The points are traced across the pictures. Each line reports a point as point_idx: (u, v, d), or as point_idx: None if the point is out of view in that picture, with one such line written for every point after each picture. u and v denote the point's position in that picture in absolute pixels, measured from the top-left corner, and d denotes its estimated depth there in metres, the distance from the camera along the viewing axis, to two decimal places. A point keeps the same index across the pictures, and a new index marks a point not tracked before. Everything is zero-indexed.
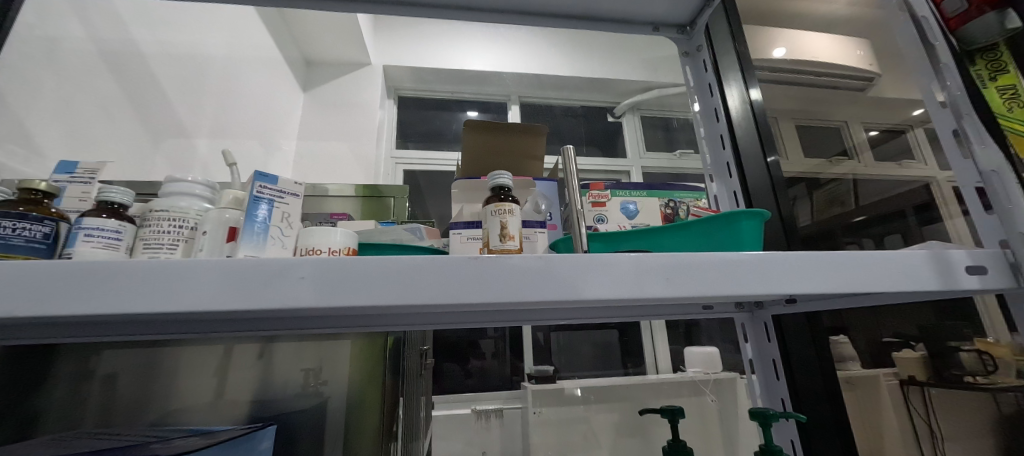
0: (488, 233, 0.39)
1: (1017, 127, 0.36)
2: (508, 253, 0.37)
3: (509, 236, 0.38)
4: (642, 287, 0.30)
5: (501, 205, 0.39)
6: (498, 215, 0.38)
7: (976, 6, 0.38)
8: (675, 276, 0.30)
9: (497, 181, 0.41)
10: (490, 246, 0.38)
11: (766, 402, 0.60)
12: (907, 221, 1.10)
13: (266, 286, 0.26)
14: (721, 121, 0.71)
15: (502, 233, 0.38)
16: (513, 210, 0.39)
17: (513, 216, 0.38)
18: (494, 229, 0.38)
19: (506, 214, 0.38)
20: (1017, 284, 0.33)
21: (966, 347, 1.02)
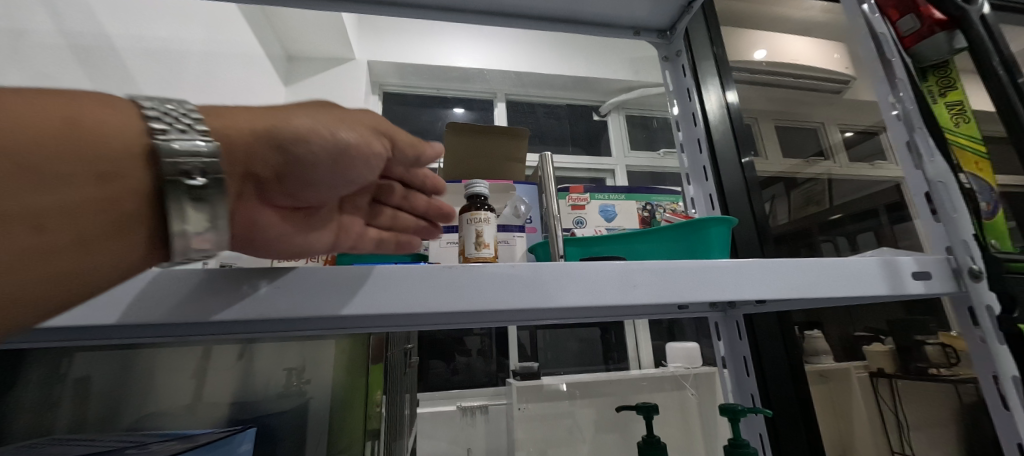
0: (464, 240, 0.39)
1: (962, 141, 0.39)
2: (483, 261, 0.38)
3: (485, 244, 0.38)
4: (615, 295, 0.31)
5: (475, 213, 0.39)
6: (475, 223, 0.39)
7: (928, 25, 0.40)
8: (648, 283, 0.31)
9: (472, 189, 0.41)
10: (466, 255, 0.38)
11: (737, 397, 0.63)
12: (879, 221, 1.17)
13: (248, 294, 0.27)
14: (698, 125, 0.73)
15: (478, 241, 0.39)
16: (488, 218, 0.39)
17: (488, 224, 0.39)
18: (469, 239, 0.39)
19: (481, 223, 0.39)
20: (958, 287, 0.36)
21: (930, 340, 1.15)
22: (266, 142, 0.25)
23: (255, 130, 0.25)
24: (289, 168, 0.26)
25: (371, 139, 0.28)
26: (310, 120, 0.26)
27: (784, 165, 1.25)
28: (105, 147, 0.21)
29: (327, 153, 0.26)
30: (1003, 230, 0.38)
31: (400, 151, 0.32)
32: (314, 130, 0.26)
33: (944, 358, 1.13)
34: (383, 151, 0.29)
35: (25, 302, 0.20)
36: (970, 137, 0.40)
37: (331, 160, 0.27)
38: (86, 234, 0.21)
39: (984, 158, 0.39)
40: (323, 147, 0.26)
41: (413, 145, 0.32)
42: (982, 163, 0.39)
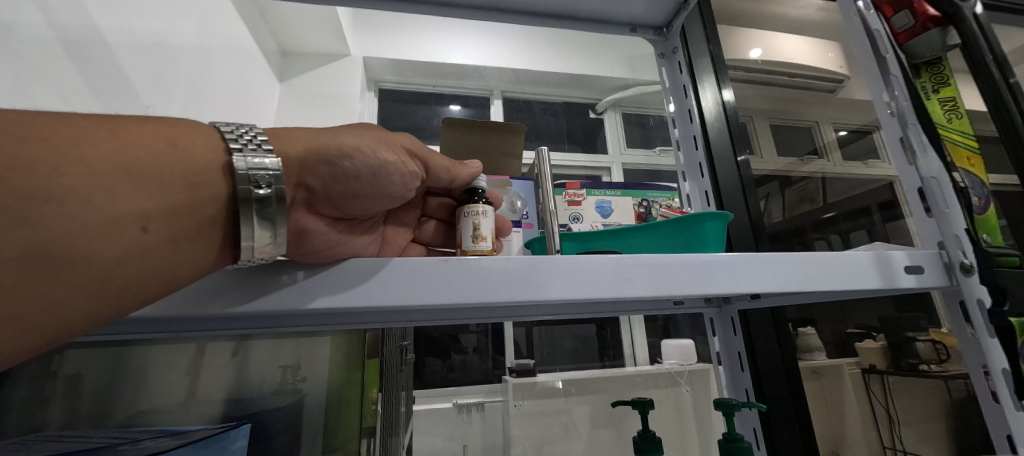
0: (461, 233, 0.39)
1: (954, 136, 0.41)
2: (480, 254, 0.38)
3: (482, 237, 0.38)
4: (614, 288, 0.31)
5: (473, 207, 0.39)
6: (473, 215, 0.39)
7: (922, 22, 0.41)
8: (648, 276, 0.31)
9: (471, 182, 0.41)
10: (463, 248, 0.38)
11: (731, 392, 0.63)
12: (872, 218, 1.21)
13: (271, 289, 0.27)
14: (694, 122, 0.74)
15: (475, 234, 0.38)
16: (486, 211, 0.39)
17: (486, 218, 0.39)
18: (466, 232, 0.39)
19: (478, 216, 0.38)
20: (948, 281, 0.37)
21: (921, 337, 1.17)
22: (324, 157, 0.30)
23: (316, 145, 0.30)
24: (337, 179, 0.31)
25: (408, 160, 0.34)
26: (360, 140, 0.31)
27: (778, 164, 1.26)
28: (196, 164, 0.26)
29: (370, 168, 0.31)
30: (994, 224, 0.39)
31: (434, 171, 0.37)
32: (362, 149, 0.31)
33: (935, 354, 1.18)
34: (417, 172, 0.34)
35: (129, 292, 0.24)
36: (962, 133, 0.41)
37: (374, 174, 0.31)
38: (180, 234, 0.25)
39: (975, 153, 0.41)
40: (368, 164, 0.31)
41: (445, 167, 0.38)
42: (974, 158, 0.40)
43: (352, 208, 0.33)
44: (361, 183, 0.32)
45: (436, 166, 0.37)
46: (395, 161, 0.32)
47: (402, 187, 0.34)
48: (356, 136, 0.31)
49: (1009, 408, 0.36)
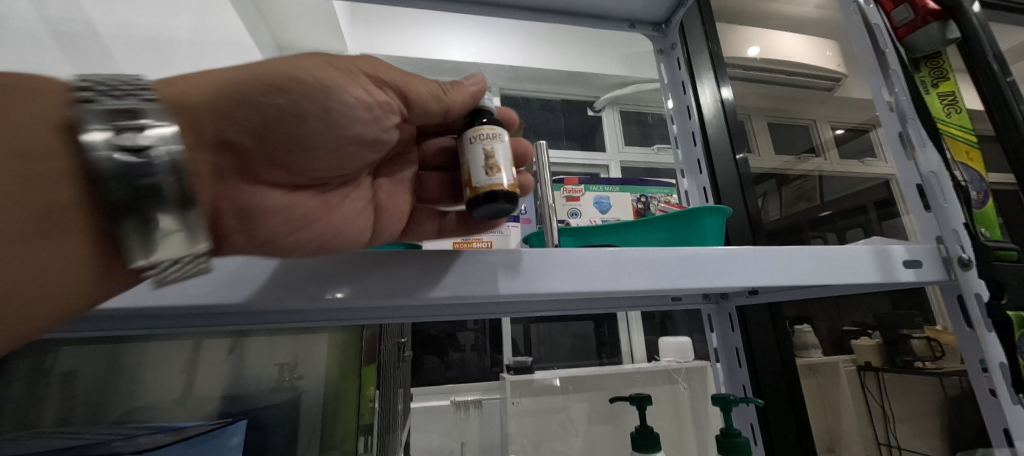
0: (470, 166, 0.32)
1: (954, 131, 0.41)
2: (496, 186, 0.31)
3: (495, 166, 0.31)
4: (618, 283, 0.31)
5: (480, 130, 0.33)
6: (485, 142, 0.32)
7: (921, 16, 0.41)
8: (651, 270, 0.32)
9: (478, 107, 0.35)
10: (474, 183, 0.31)
11: (729, 389, 0.66)
12: (868, 216, 1.18)
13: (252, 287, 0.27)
14: (693, 118, 0.75)
15: (487, 164, 0.31)
16: (496, 137, 0.33)
17: (500, 142, 0.32)
18: (479, 164, 0.32)
19: (489, 143, 0.32)
20: (948, 276, 0.38)
21: (916, 334, 1.16)
22: (266, 107, 0.26)
23: (253, 88, 0.26)
24: (271, 126, 0.27)
25: (377, 93, 0.29)
26: (315, 73, 0.27)
27: (777, 163, 1.27)
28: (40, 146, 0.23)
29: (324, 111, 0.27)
30: (992, 218, 0.39)
31: (418, 105, 0.32)
32: (313, 91, 0.27)
33: (930, 352, 1.18)
34: (391, 104, 0.30)
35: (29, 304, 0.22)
36: (962, 127, 0.42)
37: (334, 115, 0.28)
38: (50, 230, 0.22)
39: (974, 147, 0.41)
40: (320, 99, 0.27)
41: (434, 97, 0.32)
42: (973, 152, 0.41)
43: (323, 163, 0.31)
44: (322, 137, 0.29)
45: (419, 99, 0.32)
46: (354, 97, 0.28)
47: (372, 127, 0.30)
48: (301, 66, 0.27)
49: (1008, 401, 0.36)
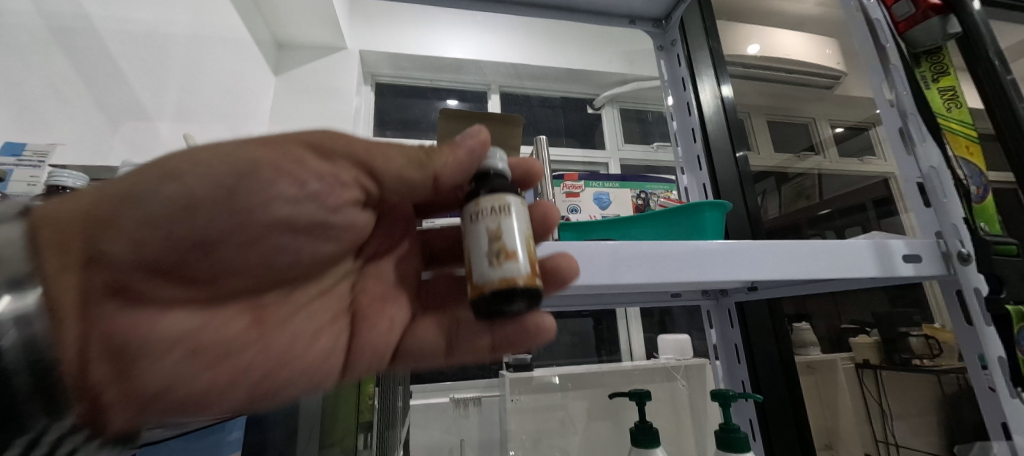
0: (477, 251, 0.30)
1: (954, 126, 0.41)
2: (510, 273, 0.29)
3: (506, 251, 0.29)
4: (620, 276, 0.31)
5: (483, 204, 0.31)
6: (491, 218, 0.30)
7: (922, 10, 0.42)
8: (652, 263, 0.32)
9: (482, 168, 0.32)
10: (484, 269, 0.29)
11: (727, 384, 0.68)
12: (867, 215, 1.20)
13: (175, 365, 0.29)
14: (693, 115, 0.76)
15: (497, 250, 0.29)
16: (505, 212, 0.30)
17: (505, 217, 0.30)
18: (484, 248, 0.30)
19: (498, 218, 0.30)
20: (947, 271, 0.38)
21: (914, 332, 1.19)
22: (170, 209, 0.27)
23: (153, 197, 0.26)
24: (184, 250, 0.28)
25: (337, 174, 0.31)
26: (242, 149, 0.28)
27: (774, 161, 1.26)
28: None
29: (244, 190, 0.28)
30: (991, 212, 0.40)
31: (382, 170, 0.32)
32: (227, 178, 0.28)
33: (927, 350, 1.18)
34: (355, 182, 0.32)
35: None
36: (961, 121, 0.42)
37: (253, 191, 0.29)
38: None
39: (974, 142, 0.42)
40: (232, 181, 0.28)
41: (400, 154, 0.32)
42: (972, 147, 0.41)
43: (242, 266, 0.32)
44: (230, 232, 0.29)
45: (391, 169, 0.32)
46: (274, 171, 0.28)
47: (302, 197, 0.30)
48: (213, 149, 0.27)
49: (1006, 396, 0.36)
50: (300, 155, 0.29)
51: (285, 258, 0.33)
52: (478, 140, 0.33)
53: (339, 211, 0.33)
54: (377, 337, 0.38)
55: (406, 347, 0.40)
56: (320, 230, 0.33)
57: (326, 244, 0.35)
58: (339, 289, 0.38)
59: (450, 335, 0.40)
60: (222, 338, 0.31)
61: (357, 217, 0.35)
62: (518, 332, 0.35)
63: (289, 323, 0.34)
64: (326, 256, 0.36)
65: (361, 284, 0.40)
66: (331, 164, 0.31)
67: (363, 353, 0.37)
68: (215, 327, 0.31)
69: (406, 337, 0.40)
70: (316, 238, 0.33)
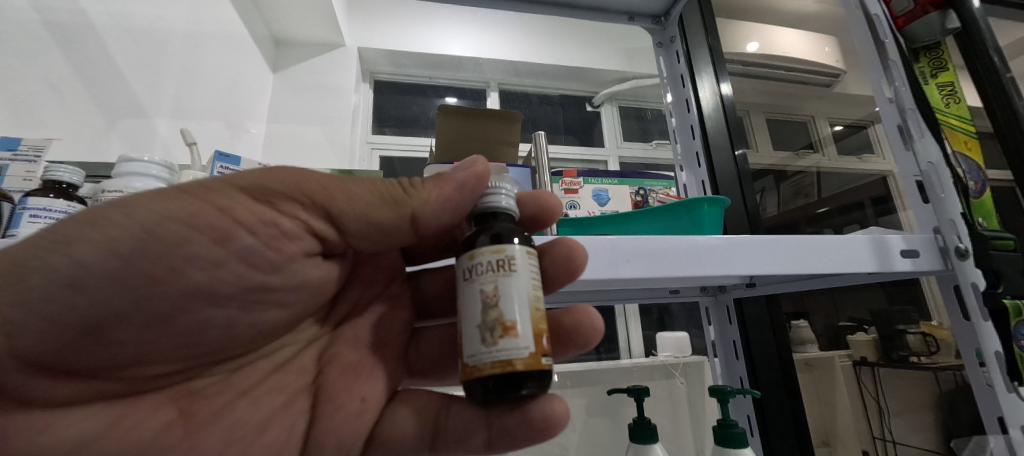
0: (475, 323, 0.29)
1: (952, 121, 0.42)
2: (510, 347, 0.28)
3: (505, 326, 0.28)
4: (619, 271, 0.32)
5: (478, 259, 0.30)
6: (486, 280, 0.29)
7: (921, 5, 0.42)
8: (650, 259, 0.32)
9: (483, 206, 0.33)
10: (483, 346, 0.28)
11: (726, 381, 0.68)
12: (865, 213, 1.19)
13: None
14: (693, 112, 0.76)
15: (496, 325, 0.28)
16: (501, 274, 0.29)
17: (500, 276, 0.29)
18: (478, 318, 0.29)
19: (495, 279, 0.29)
20: (944, 266, 0.38)
21: (912, 330, 1.20)
22: (51, 312, 0.27)
23: (37, 305, 0.26)
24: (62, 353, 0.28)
25: (282, 219, 0.30)
26: (146, 205, 0.26)
27: (773, 158, 1.26)
28: None
29: (151, 264, 0.27)
30: (988, 208, 0.40)
31: (341, 215, 0.31)
32: (124, 253, 0.27)
33: (924, 347, 1.20)
34: (310, 219, 0.31)
35: None
36: (959, 117, 0.42)
37: (161, 263, 0.27)
38: None
39: (973, 137, 0.42)
40: (131, 253, 0.27)
41: (362, 196, 0.31)
42: (971, 143, 0.42)
43: (161, 350, 0.31)
44: (121, 320, 0.29)
45: (347, 212, 0.31)
46: (185, 233, 0.27)
47: (227, 256, 0.29)
48: (96, 221, 0.26)
49: (1002, 390, 0.36)
50: (235, 202, 0.28)
51: (214, 334, 0.32)
52: (474, 174, 0.33)
53: (282, 268, 0.32)
54: (342, 423, 0.36)
55: (380, 435, 0.38)
56: (258, 296, 0.32)
57: (266, 310, 0.33)
58: (298, 361, 0.38)
59: (436, 422, 0.39)
60: (139, 442, 0.31)
61: (310, 270, 0.34)
62: (517, 426, 0.36)
63: (225, 415, 0.34)
64: (269, 325, 0.35)
65: (329, 353, 0.39)
66: (274, 211, 0.29)
67: (322, 443, 0.36)
68: (133, 429, 0.31)
69: (380, 424, 0.38)
70: (251, 307, 0.33)
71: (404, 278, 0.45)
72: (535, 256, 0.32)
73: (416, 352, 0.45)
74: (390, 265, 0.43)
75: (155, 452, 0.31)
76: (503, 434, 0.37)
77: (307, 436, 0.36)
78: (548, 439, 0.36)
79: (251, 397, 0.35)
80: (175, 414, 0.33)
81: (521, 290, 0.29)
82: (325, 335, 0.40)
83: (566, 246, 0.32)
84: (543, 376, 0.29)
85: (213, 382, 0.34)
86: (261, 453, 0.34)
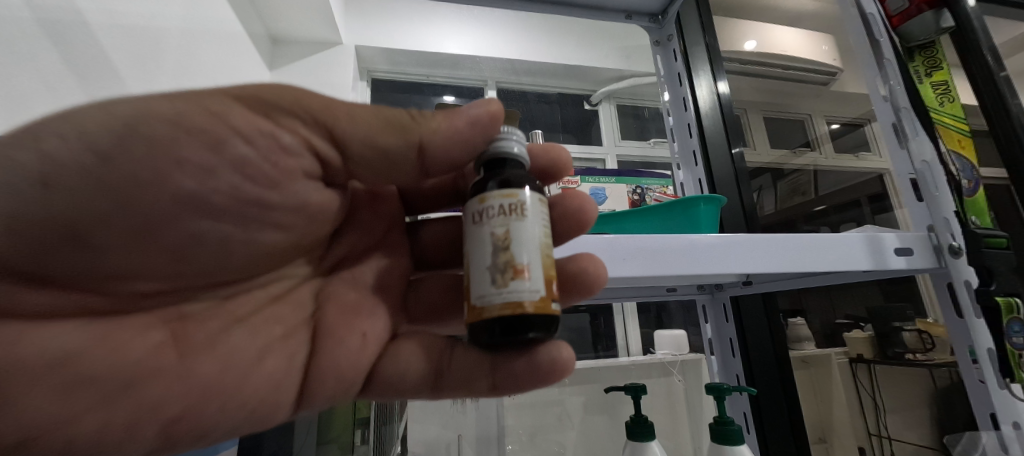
0: (485, 264, 0.29)
1: (946, 120, 0.42)
2: (521, 289, 0.28)
3: (517, 268, 0.29)
4: (616, 269, 0.32)
5: (489, 201, 0.30)
6: (496, 223, 0.30)
7: (916, 4, 0.43)
8: (649, 257, 0.32)
9: (496, 153, 0.32)
10: (494, 286, 0.28)
11: (722, 378, 0.68)
12: (862, 211, 1.23)
13: None
14: (688, 111, 0.76)
15: (508, 267, 0.29)
16: (513, 216, 0.30)
17: (512, 220, 0.30)
18: (488, 260, 0.29)
19: (506, 223, 0.30)
20: (938, 262, 0.39)
21: (908, 327, 1.18)
22: (29, 213, 0.27)
23: (11, 205, 0.26)
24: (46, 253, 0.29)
25: (280, 132, 0.30)
26: (132, 103, 0.27)
27: (772, 157, 1.26)
28: None
29: (134, 162, 0.28)
30: (982, 206, 0.40)
31: (345, 134, 0.31)
32: (102, 148, 0.27)
33: (920, 344, 1.21)
34: (312, 138, 0.31)
35: None
36: (954, 116, 0.42)
37: (147, 164, 0.28)
38: None
39: (966, 136, 0.42)
40: (106, 161, 0.27)
41: (368, 118, 0.31)
42: (965, 141, 0.42)
43: (146, 263, 0.31)
44: (104, 221, 0.29)
45: (348, 133, 0.31)
46: (173, 133, 0.28)
47: (218, 164, 0.29)
48: (72, 116, 0.27)
49: (994, 386, 0.37)
50: (226, 107, 0.28)
51: (202, 250, 0.32)
52: (488, 114, 0.33)
53: (283, 188, 0.32)
54: (342, 356, 0.35)
55: (381, 372, 0.37)
56: (252, 212, 0.32)
57: (262, 232, 0.33)
58: (294, 296, 0.38)
59: (439, 363, 0.38)
60: (129, 359, 0.30)
61: (311, 193, 0.34)
62: (527, 369, 0.34)
63: (219, 341, 0.33)
64: (261, 250, 0.34)
65: (326, 290, 0.38)
66: (272, 123, 0.29)
67: (324, 374, 0.35)
68: (121, 348, 0.31)
69: (382, 360, 0.38)
70: (246, 227, 0.32)
71: (407, 227, 0.45)
72: (546, 203, 0.32)
73: (416, 297, 0.44)
74: (393, 214, 0.44)
75: (146, 371, 0.30)
76: (507, 377, 0.36)
77: (307, 369, 0.35)
78: (555, 382, 0.35)
79: (248, 324, 0.34)
80: (166, 335, 0.32)
81: (532, 235, 0.30)
82: (322, 273, 0.40)
83: (576, 200, 0.34)
84: (549, 324, 0.29)
85: (204, 308, 0.34)
86: (260, 385, 0.33)
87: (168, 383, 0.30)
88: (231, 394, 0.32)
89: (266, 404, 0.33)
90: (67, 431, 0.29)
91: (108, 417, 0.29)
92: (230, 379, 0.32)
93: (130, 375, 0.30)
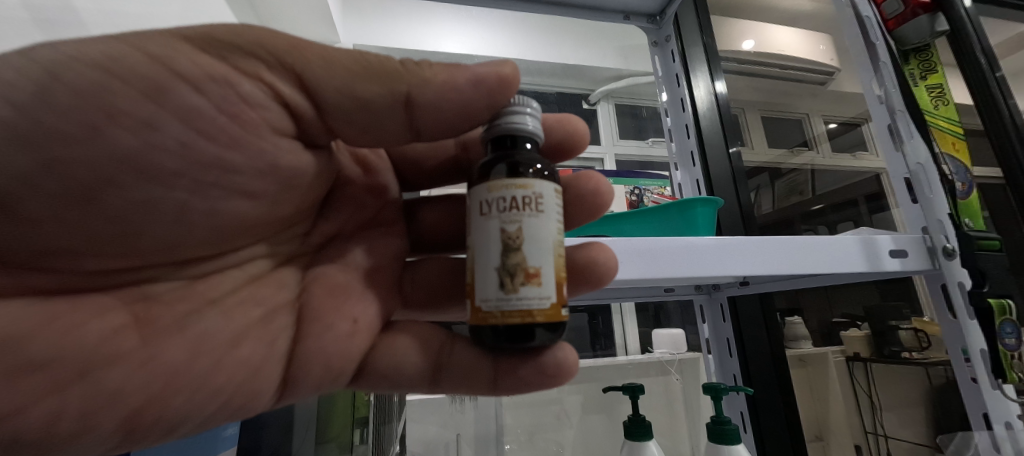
0: (494, 263, 0.30)
1: (939, 122, 0.43)
2: (532, 292, 0.29)
3: (533, 274, 0.29)
4: (621, 273, 0.32)
5: (497, 192, 0.30)
6: (504, 219, 0.30)
7: (912, 8, 0.43)
8: (651, 261, 0.33)
9: (508, 127, 0.33)
10: (508, 287, 0.29)
11: (720, 378, 0.68)
12: (859, 210, 1.25)
13: None
14: (687, 111, 0.76)
15: (524, 271, 0.29)
16: (522, 212, 0.30)
17: (524, 217, 0.30)
18: (497, 261, 0.30)
19: (516, 217, 0.30)
20: (932, 264, 0.39)
21: (904, 326, 1.22)
22: None
23: None
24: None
25: (240, 77, 0.29)
26: (86, 73, 0.27)
27: (769, 156, 1.26)
28: None
29: (70, 116, 0.27)
30: (975, 208, 0.41)
31: (316, 80, 0.30)
32: (27, 103, 0.26)
33: (916, 342, 1.22)
34: (275, 82, 0.30)
35: None
36: (948, 119, 0.44)
37: (102, 126, 0.27)
38: None
39: (960, 139, 0.44)
40: (61, 132, 0.27)
41: (341, 61, 0.30)
42: (960, 144, 0.43)
43: (107, 242, 0.31)
44: (56, 197, 0.28)
45: (321, 81, 0.30)
46: (115, 85, 0.27)
47: (161, 115, 0.28)
48: (17, 80, 0.26)
49: (987, 387, 0.38)
50: (172, 50, 0.27)
51: (167, 229, 0.32)
52: (498, 75, 0.33)
53: (244, 145, 0.31)
54: (330, 343, 0.35)
55: (374, 364, 0.37)
56: (217, 178, 0.31)
57: (226, 199, 0.32)
58: (273, 277, 0.38)
59: (437, 358, 0.38)
60: (86, 342, 0.30)
61: (283, 153, 0.33)
62: (535, 374, 0.36)
63: (190, 323, 0.32)
64: (225, 222, 0.34)
65: (313, 273, 0.39)
66: (226, 66, 0.28)
67: (308, 363, 0.35)
68: (81, 328, 0.30)
69: (375, 352, 0.38)
70: (204, 194, 0.32)
71: (396, 208, 0.45)
72: (560, 195, 0.32)
73: (411, 281, 0.44)
74: (380, 196, 0.44)
75: (108, 354, 0.30)
76: (505, 372, 0.36)
77: (291, 356, 0.35)
78: (558, 385, 0.36)
79: (222, 307, 0.34)
80: (128, 318, 0.32)
81: (546, 234, 0.30)
82: (302, 257, 0.40)
83: (593, 181, 0.40)
84: (557, 334, 0.31)
85: (172, 288, 0.34)
86: (235, 370, 0.33)
87: (134, 364, 0.30)
88: (203, 381, 0.31)
89: (243, 390, 0.33)
90: (12, 424, 0.27)
91: (61, 405, 0.28)
92: (203, 362, 0.31)
93: (89, 356, 0.29)
